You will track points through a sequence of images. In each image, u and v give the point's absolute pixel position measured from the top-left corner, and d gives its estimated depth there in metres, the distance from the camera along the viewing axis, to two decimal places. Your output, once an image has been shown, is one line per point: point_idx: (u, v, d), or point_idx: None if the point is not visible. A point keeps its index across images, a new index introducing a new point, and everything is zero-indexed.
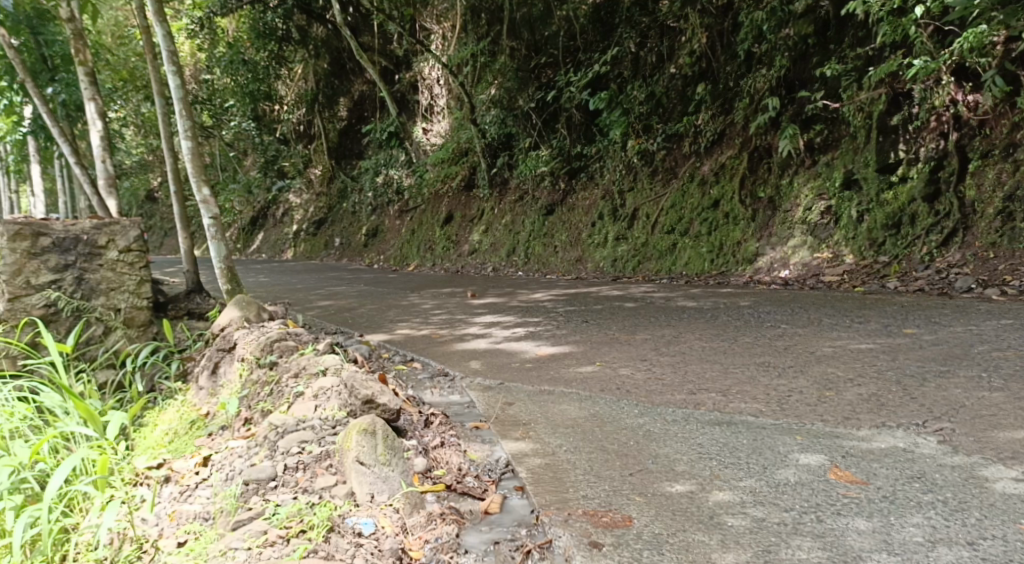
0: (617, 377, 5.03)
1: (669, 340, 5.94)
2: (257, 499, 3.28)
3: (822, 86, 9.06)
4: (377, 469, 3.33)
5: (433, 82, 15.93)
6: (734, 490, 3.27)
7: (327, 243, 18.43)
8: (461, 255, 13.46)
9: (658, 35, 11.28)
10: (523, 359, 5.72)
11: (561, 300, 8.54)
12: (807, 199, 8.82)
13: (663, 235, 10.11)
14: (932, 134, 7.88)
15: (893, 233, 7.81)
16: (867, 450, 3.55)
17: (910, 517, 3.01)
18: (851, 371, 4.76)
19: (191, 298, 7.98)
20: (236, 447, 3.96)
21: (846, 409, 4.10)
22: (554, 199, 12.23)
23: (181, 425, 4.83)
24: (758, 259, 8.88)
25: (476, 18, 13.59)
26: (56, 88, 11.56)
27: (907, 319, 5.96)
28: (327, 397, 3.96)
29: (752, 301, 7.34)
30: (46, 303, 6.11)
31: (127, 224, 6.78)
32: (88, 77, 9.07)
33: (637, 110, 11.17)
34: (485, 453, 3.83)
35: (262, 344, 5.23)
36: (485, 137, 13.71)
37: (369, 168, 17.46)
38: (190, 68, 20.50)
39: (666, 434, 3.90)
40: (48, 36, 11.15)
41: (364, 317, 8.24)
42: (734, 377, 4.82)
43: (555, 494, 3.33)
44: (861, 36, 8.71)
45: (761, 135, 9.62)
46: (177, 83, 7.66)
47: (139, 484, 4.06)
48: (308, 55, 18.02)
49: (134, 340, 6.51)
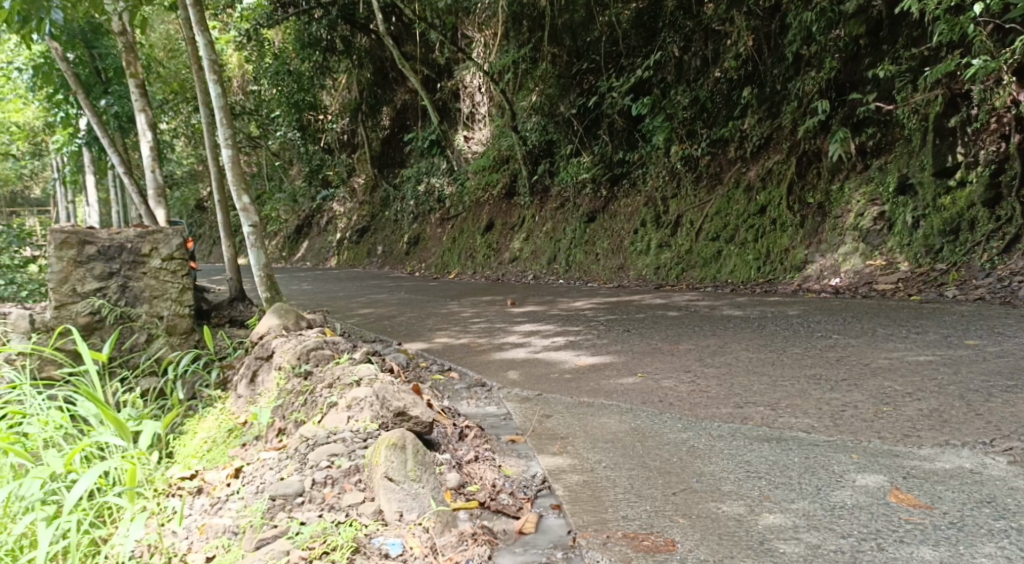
0: (659, 389, 4.83)
1: (714, 351, 5.72)
2: (282, 516, 3.17)
3: (875, 88, 8.71)
4: (407, 485, 3.21)
5: (474, 90, 15.88)
6: (785, 512, 3.06)
7: (369, 251, 18.51)
8: (503, 263, 13.34)
9: (702, 39, 11.00)
10: (563, 369, 5.56)
11: (603, 308, 8.35)
12: (858, 205, 8.51)
13: (708, 243, 9.86)
14: (992, 137, 7.53)
15: (951, 240, 7.45)
16: (931, 471, 3.31)
17: (981, 547, 2.77)
18: (909, 385, 4.49)
19: (233, 306, 8.01)
20: (268, 459, 3.88)
21: (905, 425, 3.85)
22: (596, 206, 12.05)
23: (218, 434, 4.79)
24: (807, 266, 8.58)
25: (517, 25, 13.45)
26: (110, 101, 11.83)
27: (967, 330, 5.65)
28: (360, 408, 3.85)
29: (801, 310, 7.07)
30: (91, 311, 6.18)
31: (170, 232, 6.70)
32: (138, 88, 9.17)
33: (681, 115, 10.91)
34: (521, 468, 3.69)
35: (299, 352, 5.20)
36: (526, 145, 13.64)
37: (411, 176, 17.49)
38: (238, 80, 20.89)
39: (711, 451, 3.71)
40: (102, 50, 11.43)
41: (403, 326, 8.16)
42: (783, 390, 4.59)
43: (593, 514, 3.16)
44: (916, 35, 8.36)
45: (810, 138, 9.32)
46: (218, 92, 7.66)
47: (171, 495, 4.01)
48: (352, 65, 18.10)
49: (176, 348, 6.53)
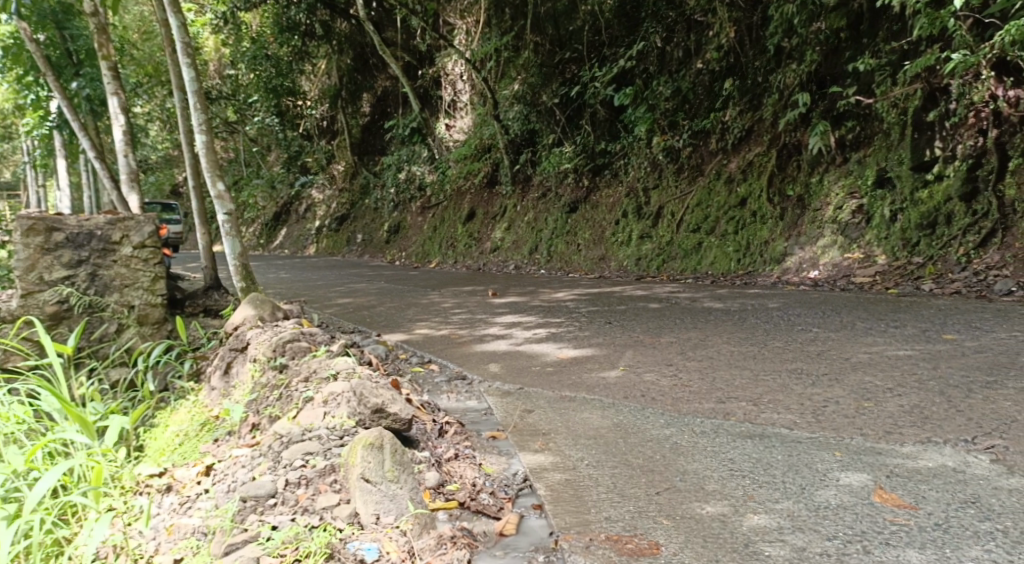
0: (641, 383, 4.79)
1: (696, 344, 5.68)
2: (253, 519, 3.07)
3: (855, 82, 8.70)
4: (384, 486, 3.11)
5: (456, 77, 15.94)
6: (770, 513, 3.02)
7: (348, 239, 18.33)
8: (483, 252, 13.23)
9: (685, 30, 10.94)
10: (544, 363, 5.49)
11: (584, 300, 8.30)
12: (838, 198, 8.50)
13: (689, 234, 9.83)
14: (971, 131, 7.51)
15: (928, 234, 7.47)
16: (914, 470, 3.29)
17: (967, 550, 2.75)
18: (890, 380, 4.48)
19: (208, 294, 7.86)
20: (240, 456, 3.77)
21: (887, 422, 3.83)
22: (578, 196, 11.98)
23: (191, 427, 4.69)
24: (786, 258, 8.58)
25: (500, 13, 13.53)
26: (81, 83, 11.48)
27: (946, 323, 5.67)
28: (337, 404, 3.76)
29: (781, 303, 7.05)
30: (59, 300, 6.02)
31: (141, 220, 6.57)
32: (111, 71, 8.93)
33: (663, 107, 10.89)
34: (502, 466, 3.62)
35: (274, 344, 5.09)
36: (508, 134, 13.56)
37: (391, 164, 17.36)
38: (215, 63, 20.62)
39: (694, 448, 3.66)
40: (73, 31, 11.15)
41: (382, 316, 8.05)
42: (765, 385, 4.56)
43: (576, 515, 3.10)
44: (896, 30, 8.33)
45: (790, 131, 9.34)
46: (191, 76, 7.45)
47: (139, 493, 3.91)
48: (332, 51, 17.82)
49: (147, 338, 6.39)
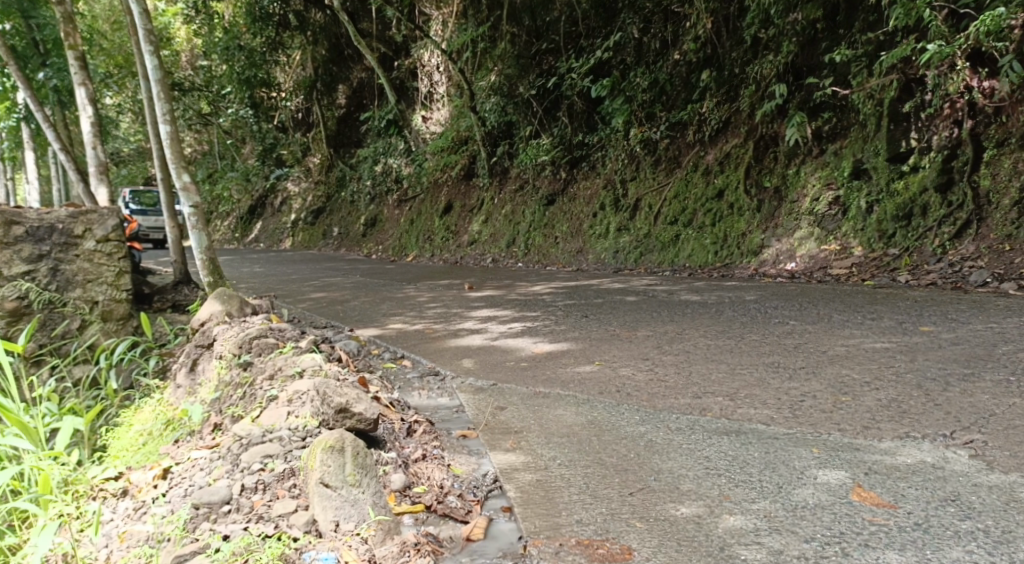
0: (617, 378, 4.70)
1: (673, 337, 5.60)
2: (205, 528, 2.94)
3: (831, 73, 8.65)
4: (344, 491, 2.97)
5: (433, 69, 15.51)
6: (746, 514, 2.93)
7: (324, 233, 18.11)
8: (461, 245, 13.07)
9: (662, 20, 10.81)
10: (518, 358, 5.38)
11: (561, 293, 8.18)
12: (815, 190, 8.46)
13: (666, 227, 9.75)
14: (946, 122, 7.49)
15: (904, 225, 7.43)
16: (893, 467, 3.21)
17: (949, 551, 2.67)
18: (867, 373, 4.42)
19: (178, 289, 7.67)
20: (198, 458, 3.62)
21: (865, 417, 3.76)
22: (555, 188, 11.88)
23: (155, 426, 4.55)
24: (763, 250, 8.52)
25: (476, 4, 13.33)
26: (48, 74, 11.26)
27: (923, 315, 5.63)
28: (301, 403, 3.61)
29: (758, 296, 6.98)
30: (19, 296, 5.79)
31: (104, 213, 6.49)
32: (78, 61, 8.64)
33: (641, 98, 10.78)
34: (471, 467, 3.50)
35: (240, 340, 4.93)
36: (485, 126, 13.40)
37: (368, 156, 17.18)
38: (187, 54, 20.30)
39: (669, 446, 3.56)
40: (40, 20, 10.62)
41: (355, 311, 7.89)
42: (742, 379, 4.48)
43: (546, 517, 2.99)
44: (872, 21, 8.27)
45: (768, 123, 9.28)
46: (154, 64, 7.21)
47: (94, 498, 3.77)
48: (306, 41, 17.30)
49: (112, 334, 6.19)
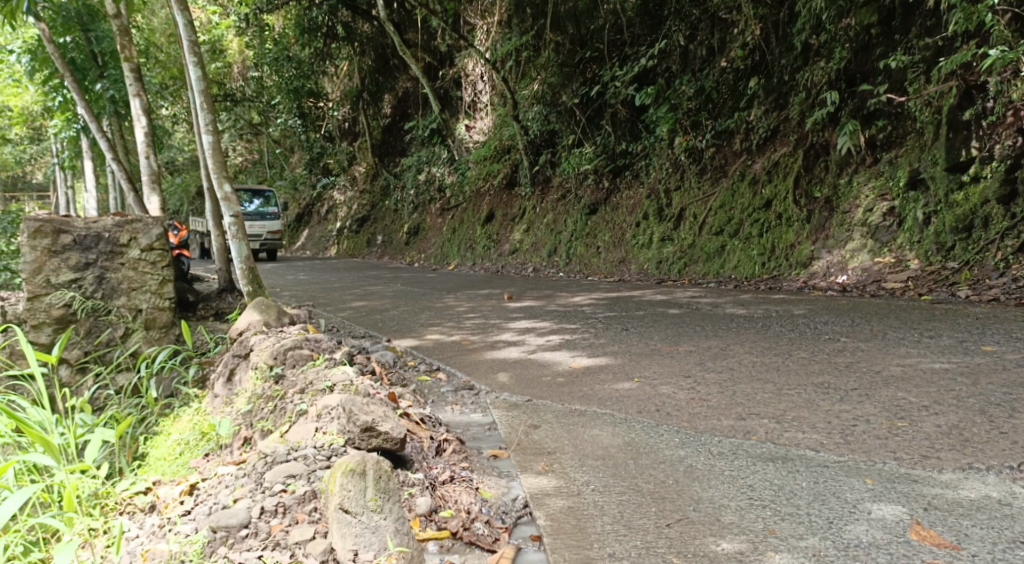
0: (657, 397, 4.50)
1: (716, 354, 5.39)
2: (220, 555, 2.85)
3: (886, 79, 8.29)
4: (365, 517, 2.85)
5: (477, 77, 15.49)
6: (792, 552, 2.74)
7: (368, 241, 18.17)
8: (503, 255, 12.97)
9: (708, 27, 10.57)
10: (555, 372, 5.22)
11: (602, 304, 8.01)
12: (867, 200, 8.15)
13: (712, 237, 9.50)
14: (1009, 131, 7.11)
15: (964, 237, 7.08)
16: (954, 502, 2.98)
17: None
18: (925, 396, 4.14)
19: (222, 297, 7.71)
20: (225, 475, 3.56)
21: (922, 445, 3.51)
22: (598, 198, 11.69)
23: (190, 437, 4.53)
24: (813, 262, 8.24)
25: (521, 13, 13.28)
26: (105, 85, 11.28)
27: (984, 334, 5.30)
28: (328, 420, 3.52)
29: (807, 310, 6.71)
30: (64, 303, 5.87)
31: (150, 221, 6.38)
32: (133, 73, 8.65)
33: (686, 106, 10.57)
34: (501, 490, 3.37)
35: (274, 351, 4.87)
36: (528, 134, 13.33)
37: (412, 165, 17.26)
38: (239, 65, 20.56)
39: (711, 472, 3.37)
40: (98, 32, 10.85)
41: (394, 321, 7.82)
42: (789, 401, 4.25)
43: (576, 550, 2.84)
44: (929, 25, 7.91)
45: (818, 131, 8.99)
46: (197, 74, 7.23)
47: (121, 512, 3.74)
48: (353, 52, 17.51)
49: (153, 343, 6.21)
